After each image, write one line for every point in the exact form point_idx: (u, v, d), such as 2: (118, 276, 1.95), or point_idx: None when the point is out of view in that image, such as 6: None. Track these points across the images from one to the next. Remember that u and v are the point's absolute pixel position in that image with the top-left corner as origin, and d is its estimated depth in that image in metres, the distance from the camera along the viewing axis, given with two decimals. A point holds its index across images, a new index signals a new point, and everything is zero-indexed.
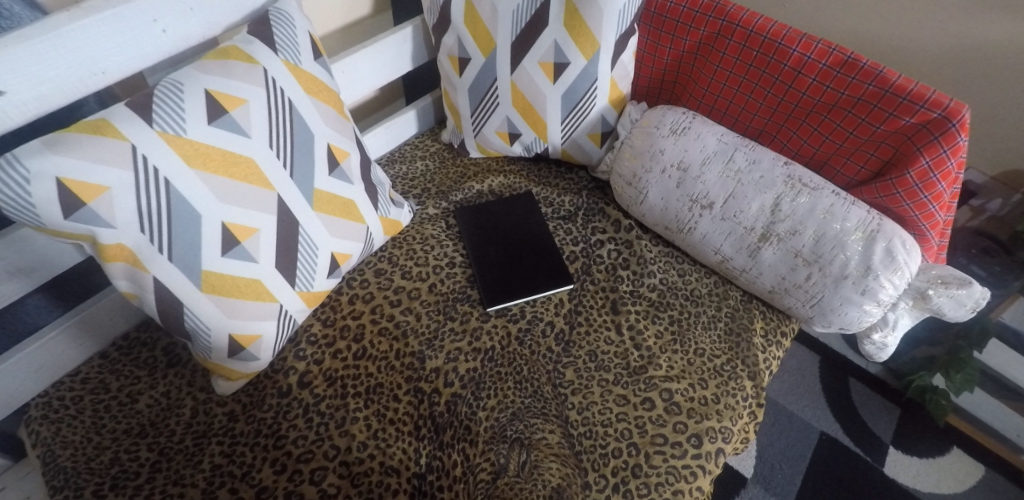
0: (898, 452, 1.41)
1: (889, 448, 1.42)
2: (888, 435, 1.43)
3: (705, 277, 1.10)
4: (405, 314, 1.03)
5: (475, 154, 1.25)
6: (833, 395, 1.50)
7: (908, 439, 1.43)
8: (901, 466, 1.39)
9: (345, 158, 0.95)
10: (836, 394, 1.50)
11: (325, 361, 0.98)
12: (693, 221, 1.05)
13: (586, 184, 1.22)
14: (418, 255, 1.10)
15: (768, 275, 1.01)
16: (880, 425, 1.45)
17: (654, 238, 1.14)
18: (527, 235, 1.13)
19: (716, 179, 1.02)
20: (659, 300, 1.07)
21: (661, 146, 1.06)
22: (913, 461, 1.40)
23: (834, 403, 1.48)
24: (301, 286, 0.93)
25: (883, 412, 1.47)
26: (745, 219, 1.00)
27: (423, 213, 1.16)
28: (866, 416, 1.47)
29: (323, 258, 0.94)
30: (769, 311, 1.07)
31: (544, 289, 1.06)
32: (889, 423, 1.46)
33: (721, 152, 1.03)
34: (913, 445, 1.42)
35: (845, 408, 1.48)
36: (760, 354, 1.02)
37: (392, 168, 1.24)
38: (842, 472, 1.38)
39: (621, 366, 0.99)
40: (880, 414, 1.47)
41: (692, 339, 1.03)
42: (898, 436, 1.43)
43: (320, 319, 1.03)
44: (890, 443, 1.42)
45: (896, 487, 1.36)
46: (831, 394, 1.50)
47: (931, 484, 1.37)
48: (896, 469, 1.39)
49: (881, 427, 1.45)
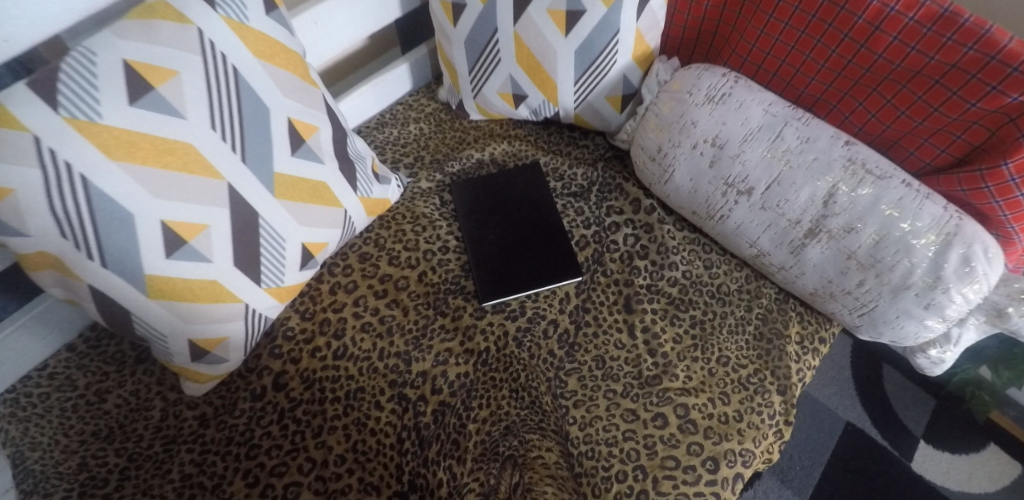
0: (930, 446, 1.30)
1: (920, 442, 1.30)
2: (921, 427, 1.31)
3: (736, 270, 0.95)
4: (391, 307, 0.92)
5: (476, 117, 1.10)
6: (863, 382, 1.38)
7: (940, 431, 1.31)
8: (931, 462, 1.28)
9: (313, 133, 0.81)
10: (867, 380, 1.38)
11: (303, 360, 0.89)
12: (726, 208, 0.89)
13: (603, 153, 1.07)
14: (408, 237, 0.98)
15: (812, 277, 0.86)
16: (911, 414, 1.33)
17: (678, 221, 0.99)
18: (532, 215, 0.99)
19: (758, 160, 0.85)
20: (680, 297, 0.93)
21: (693, 116, 0.89)
22: (945, 457, 1.28)
23: (863, 391, 1.36)
24: (268, 283, 0.82)
25: (916, 403, 1.35)
26: (791, 210, 0.83)
27: (414, 188, 1.03)
28: (898, 407, 1.34)
29: (292, 251, 0.83)
30: (808, 313, 0.93)
31: (547, 283, 0.93)
32: (922, 414, 1.33)
33: (767, 125, 0.85)
34: (947, 440, 1.30)
35: (875, 396, 1.36)
36: (794, 364, 0.89)
37: (381, 132, 1.10)
38: (866, 466, 1.28)
39: (633, 375, 0.87)
40: (913, 404, 1.34)
41: (716, 344, 0.90)
42: (931, 430, 1.31)
43: (298, 311, 0.93)
44: (921, 437, 1.30)
45: (924, 484, 1.26)
46: (861, 381, 1.38)
47: (963, 483, 1.26)
48: (925, 465, 1.28)
49: (913, 418, 1.33)
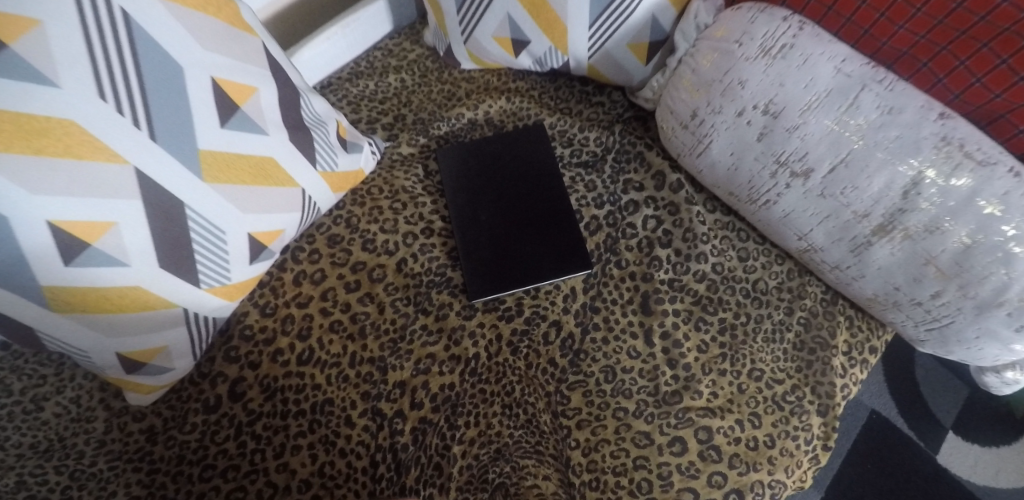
0: (959, 438, 1.14)
1: (948, 433, 1.14)
2: (951, 417, 1.15)
3: (776, 264, 0.80)
4: (364, 303, 0.78)
5: (468, 65, 0.92)
6: (892, 366, 1.20)
7: (973, 420, 1.15)
8: (958, 455, 1.13)
9: (249, 97, 0.63)
10: (897, 364, 1.21)
11: (263, 365, 0.76)
12: (774, 193, 0.72)
13: (622, 114, 0.89)
14: (384, 216, 0.83)
15: (874, 281, 0.70)
16: (943, 401, 1.17)
17: (709, 201, 0.83)
18: (533, 191, 0.84)
19: (821, 134, 0.66)
20: (708, 296, 0.78)
21: (741, 74, 0.70)
22: (975, 450, 1.13)
23: (892, 375, 1.19)
24: (210, 282, 0.68)
25: (949, 389, 1.18)
26: (859, 201, 0.66)
27: (393, 154, 0.87)
28: (928, 394, 1.17)
29: (236, 245, 0.67)
30: (859, 317, 0.78)
31: (550, 277, 0.78)
32: (954, 401, 1.17)
33: (837, 88, 0.65)
34: (979, 432, 1.14)
35: (904, 381, 1.19)
36: (839, 380, 0.75)
37: (356, 84, 0.93)
38: (889, 459, 1.13)
39: (649, 391, 0.74)
40: (947, 390, 1.18)
41: (748, 356, 0.75)
42: (962, 420, 1.15)
43: (258, 305, 0.79)
44: (951, 428, 1.14)
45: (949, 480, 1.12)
46: (890, 362, 1.21)
47: (990, 478, 1.11)
48: (951, 458, 1.13)
49: (944, 405, 1.16)
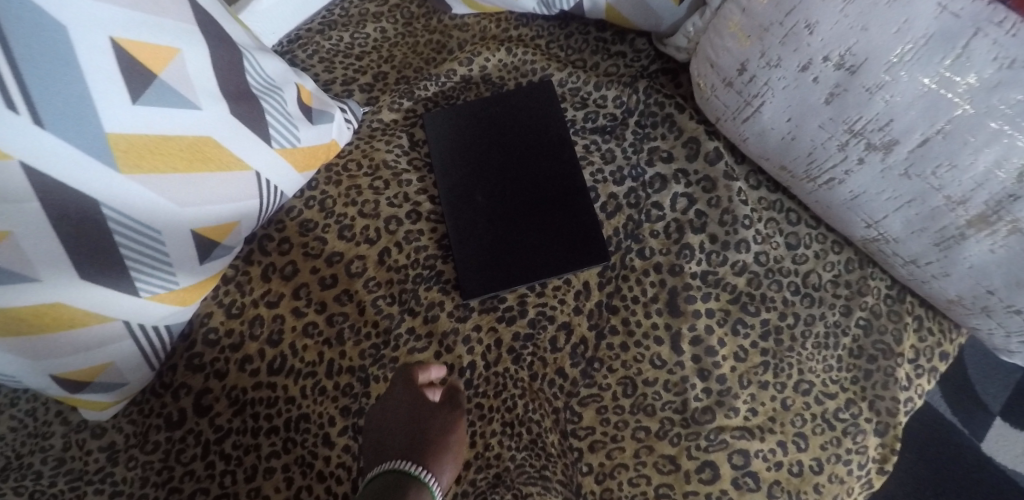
0: (1007, 424, 0.87)
1: (995, 418, 0.87)
2: (1001, 400, 0.88)
3: (832, 253, 0.67)
4: (343, 302, 0.68)
5: (461, 10, 0.78)
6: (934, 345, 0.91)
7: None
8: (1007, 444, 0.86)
9: (169, 62, 0.50)
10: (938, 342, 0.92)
11: (230, 375, 0.67)
12: (841, 171, 0.58)
13: (645, 66, 0.74)
14: (364, 197, 0.70)
15: (962, 281, 0.57)
16: (996, 380, 0.89)
17: (752, 175, 0.69)
18: (540, 164, 0.70)
19: (911, 97, 0.51)
20: (749, 293, 0.65)
21: (808, 12, 0.53)
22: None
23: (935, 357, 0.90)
24: (152, 290, 0.58)
25: (997, 366, 0.90)
26: (956, 183, 0.52)
27: (374, 121, 0.74)
28: (973, 374, 0.89)
29: (176, 245, 0.56)
30: (929, 317, 0.66)
31: (561, 271, 0.66)
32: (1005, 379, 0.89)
33: (939, 33, 0.48)
34: None
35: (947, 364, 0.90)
36: (903, 394, 0.63)
37: (330, 36, 0.80)
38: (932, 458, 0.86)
39: (675, 408, 0.62)
40: (997, 364, 0.89)
41: (795, 365, 0.63)
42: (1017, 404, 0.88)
43: (223, 305, 0.69)
44: (1001, 414, 0.87)
45: (1003, 477, 0.85)
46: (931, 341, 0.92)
47: None
48: (1001, 448, 0.86)
49: (995, 385, 0.89)
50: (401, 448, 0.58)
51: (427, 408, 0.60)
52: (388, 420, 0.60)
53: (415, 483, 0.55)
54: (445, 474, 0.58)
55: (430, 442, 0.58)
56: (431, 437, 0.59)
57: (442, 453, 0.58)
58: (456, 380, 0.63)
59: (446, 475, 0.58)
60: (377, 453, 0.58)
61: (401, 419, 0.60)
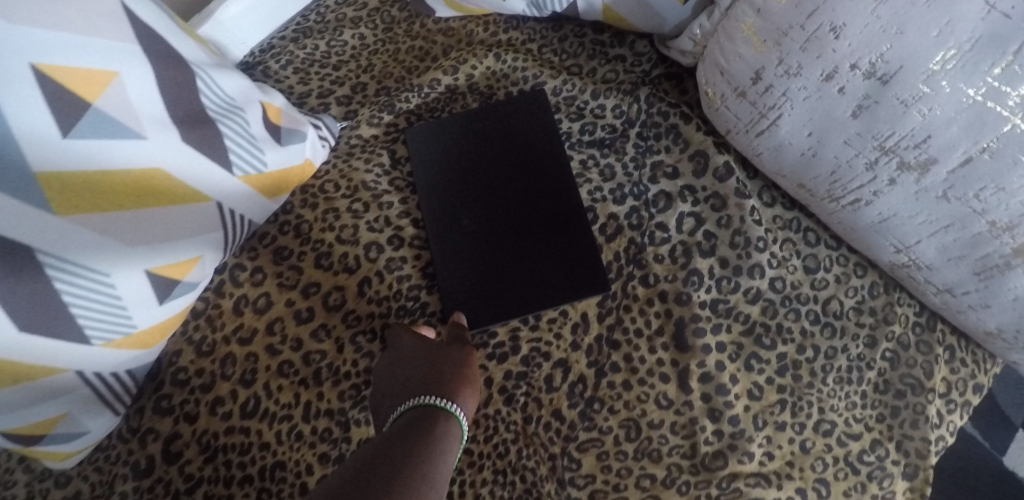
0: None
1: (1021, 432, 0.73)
2: None
3: (855, 276, 0.60)
4: (320, 338, 0.62)
5: (444, 12, 0.71)
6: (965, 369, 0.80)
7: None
8: None
9: (105, 86, 0.45)
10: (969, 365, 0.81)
11: (201, 419, 0.61)
12: (868, 191, 0.51)
13: (647, 71, 0.68)
14: (342, 222, 0.65)
15: (1006, 314, 0.50)
16: None
17: (765, 190, 0.63)
18: (532, 183, 0.64)
19: (952, 111, 0.44)
20: (764, 323, 0.59)
21: (833, 13, 0.46)
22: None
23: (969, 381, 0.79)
24: (106, 336, 0.52)
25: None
26: (1002, 208, 0.45)
27: (352, 138, 0.69)
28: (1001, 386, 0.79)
29: (131, 288, 0.51)
30: (961, 347, 0.60)
31: (557, 301, 0.60)
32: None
33: (986, 37, 0.40)
34: None
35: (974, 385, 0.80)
36: (935, 434, 0.57)
37: (306, 44, 0.74)
38: None
39: (683, 453, 0.56)
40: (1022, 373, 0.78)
41: (815, 403, 0.57)
42: None
43: (193, 342, 0.64)
44: None
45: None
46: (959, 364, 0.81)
47: None
48: None
49: None
50: (420, 386, 0.52)
51: (435, 346, 0.56)
52: (401, 366, 0.55)
53: (440, 414, 0.50)
54: (467, 403, 0.52)
55: (446, 375, 0.53)
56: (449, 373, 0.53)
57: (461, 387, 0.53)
58: (458, 314, 0.59)
59: (468, 403, 0.52)
60: (395, 398, 0.53)
61: (415, 361, 0.54)
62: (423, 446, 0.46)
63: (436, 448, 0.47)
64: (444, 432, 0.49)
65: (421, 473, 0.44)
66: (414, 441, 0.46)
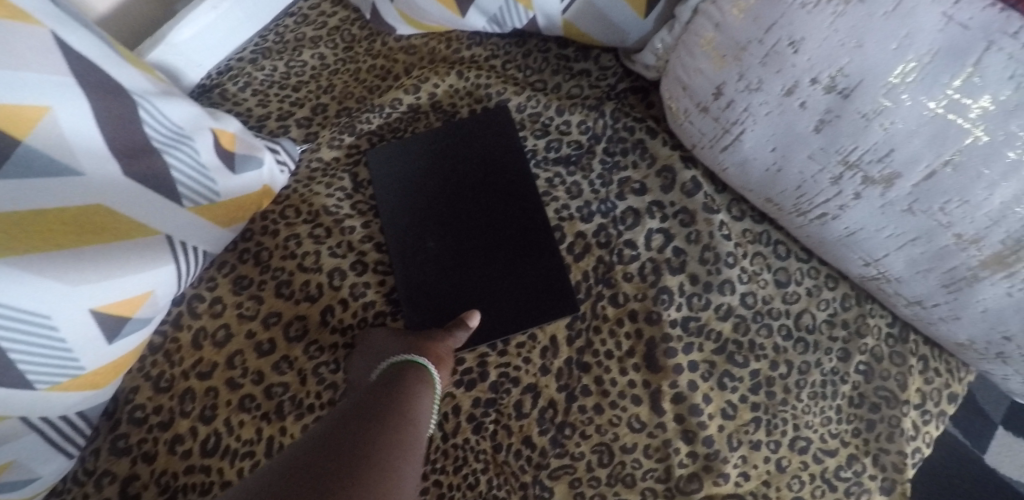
0: (1012, 434, 0.71)
1: (998, 428, 0.72)
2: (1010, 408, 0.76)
3: (826, 289, 0.60)
4: (283, 370, 0.60)
5: (404, 30, 0.70)
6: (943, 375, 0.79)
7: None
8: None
9: (35, 122, 0.43)
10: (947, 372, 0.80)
11: (159, 458, 0.59)
12: (834, 206, 0.51)
13: (612, 86, 0.67)
14: (303, 248, 0.63)
15: (975, 326, 0.50)
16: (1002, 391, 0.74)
17: (734, 204, 0.62)
18: (498, 202, 0.63)
19: (914, 123, 0.43)
20: (737, 340, 0.58)
21: (791, 27, 0.45)
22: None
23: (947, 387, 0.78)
24: (51, 380, 0.49)
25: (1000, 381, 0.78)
26: (967, 221, 0.44)
27: (313, 161, 0.67)
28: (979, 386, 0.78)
29: (74, 329, 0.48)
30: (934, 357, 0.59)
31: (524, 324, 0.59)
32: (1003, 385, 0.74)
33: (944, 49, 0.40)
34: None
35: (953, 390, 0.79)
36: (910, 447, 0.56)
37: (265, 65, 0.72)
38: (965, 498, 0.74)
39: (657, 477, 0.55)
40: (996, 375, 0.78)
41: (790, 421, 0.56)
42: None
43: (150, 378, 0.61)
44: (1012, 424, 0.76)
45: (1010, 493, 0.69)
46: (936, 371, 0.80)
47: None
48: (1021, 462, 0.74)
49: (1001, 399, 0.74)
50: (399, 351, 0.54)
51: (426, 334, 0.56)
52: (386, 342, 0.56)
53: (414, 366, 0.51)
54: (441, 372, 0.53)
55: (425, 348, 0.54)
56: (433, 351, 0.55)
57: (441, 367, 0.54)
58: (473, 314, 0.57)
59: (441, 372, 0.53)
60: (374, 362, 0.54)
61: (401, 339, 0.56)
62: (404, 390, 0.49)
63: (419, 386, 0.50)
64: (419, 392, 0.50)
65: (398, 441, 0.43)
66: (387, 406, 0.46)
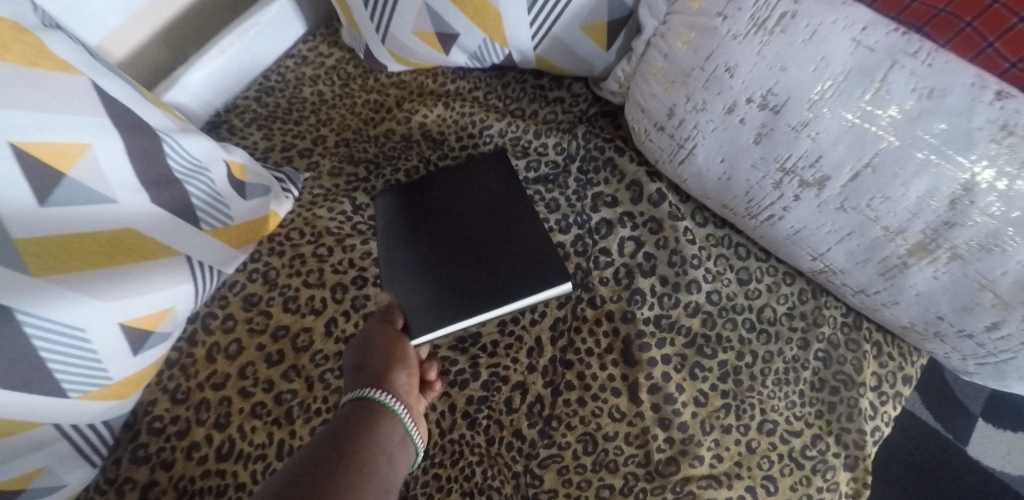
0: (990, 425, 0.85)
1: (977, 420, 0.86)
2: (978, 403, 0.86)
3: (784, 284, 0.66)
4: (291, 378, 0.65)
5: (395, 67, 0.78)
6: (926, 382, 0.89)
7: (1000, 399, 0.86)
8: (990, 445, 0.84)
9: (78, 158, 0.50)
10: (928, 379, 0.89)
11: (177, 465, 0.63)
12: (779, 207, 0.57)
13: (584, 110, 0.74)
14: (308, 266, 0.69)
15: (911, 308, 0.55)
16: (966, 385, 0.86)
17: (697, 212, 0.68)
18: (486, 205, 0.68)
19: (836, 132, 0.50)
20: (705, 335, 0.64)
21: (726, 56, 0.53)
22: (1012, 437, 0.84)
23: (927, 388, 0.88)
24: (83, 388, 0.54)
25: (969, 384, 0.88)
26: (891, 214, 0.51)
27: (315, 187, 0.73)
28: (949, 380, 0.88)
29: (105, 342, 0.54)
30: (888, 343, 0.64)
31: (515, 297, 0.60)
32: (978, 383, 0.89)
33: (858, 68, 0.48)
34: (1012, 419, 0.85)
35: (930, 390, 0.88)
36: (869, 425, 0.61)
37: (269, 103, 0.80)
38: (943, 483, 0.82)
39: (638, 462, 0.60)
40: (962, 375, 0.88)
41: (757, 405, 0.62)
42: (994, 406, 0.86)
43: (167, 391, 0.66)
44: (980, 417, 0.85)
45: (992, 480, 0.82)
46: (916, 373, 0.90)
47: None
48: (987, 451, 0.84)
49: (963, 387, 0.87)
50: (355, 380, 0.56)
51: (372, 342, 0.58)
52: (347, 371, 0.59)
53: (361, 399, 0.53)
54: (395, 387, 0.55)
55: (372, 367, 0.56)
56: (380, 357, 0.57)
57: (394, 368, 0.56)
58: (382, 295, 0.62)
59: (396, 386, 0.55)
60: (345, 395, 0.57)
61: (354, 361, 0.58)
62: (356, 429, 0.50)
63: (370, 416, 0.51)
64: (375, 427, 0.51)
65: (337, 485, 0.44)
66: (334, 456, 0.47)
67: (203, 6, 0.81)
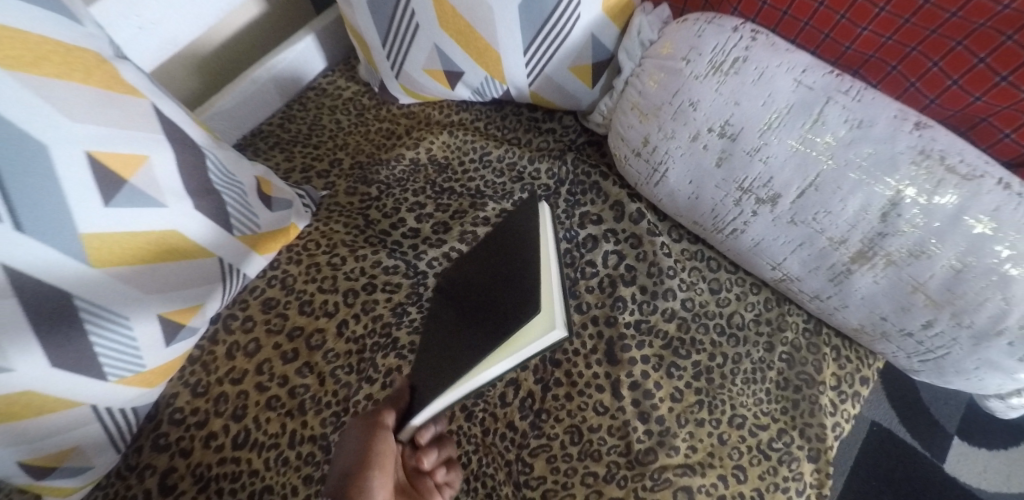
0: (966, 444, 0.91)
1: (953, 439, 0.91)
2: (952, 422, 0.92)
3: (751, 294, 0.73)
4: (304, 374, 0.71)
5: (405, 99, 0.88)
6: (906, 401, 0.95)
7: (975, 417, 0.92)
8: (963, 461, 0.90)
9: (137, 168, 0.57)
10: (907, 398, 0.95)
11: (195, 453, 0.68)
12: (741, 221, 0.65)
13: (574, 139, 0.83)
14: (323, 273, 0.76)
15: (858, 310, 0.62)
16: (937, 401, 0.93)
17: (674, 229, 0.77)
18: (489, 261, 0.58)
19: (784, 156, 0.59)
20: (680, 337, 0.71)
21: (690, 94, 0.63)
22: (985, 455, 0.90)
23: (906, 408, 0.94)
24: (121, 373, 0.61)
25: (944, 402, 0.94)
26: (834, 226, 0.59)
27: (331, 203, 0.82)
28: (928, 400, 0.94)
29: (143, 331, 0.61)
30: (845, 347, 0.71)
31: (466, 369, 0.49)
32: (953, 401, 0.95)
33: (798, 104, 0.58)
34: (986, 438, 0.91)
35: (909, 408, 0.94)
36: (829, 420, 0.68)
37: (291, 130, 0.89)
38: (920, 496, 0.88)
39: (620, 451, 0.66)
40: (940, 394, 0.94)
41: (727, 401, 0.68)
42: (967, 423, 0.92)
43: (189, 385, 0.72)
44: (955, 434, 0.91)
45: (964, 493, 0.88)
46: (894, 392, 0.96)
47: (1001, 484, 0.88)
48: (962, 467, 0.89)
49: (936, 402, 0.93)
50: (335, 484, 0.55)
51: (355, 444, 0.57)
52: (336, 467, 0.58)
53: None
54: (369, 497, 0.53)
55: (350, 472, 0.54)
56: (353, 462, 0.55)
57: (366, 475, 0.54)
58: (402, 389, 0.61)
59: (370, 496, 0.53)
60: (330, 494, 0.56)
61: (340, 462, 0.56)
62: None
63: None
64: None
65: None
66: None
67: (236, 44, 0.92)
